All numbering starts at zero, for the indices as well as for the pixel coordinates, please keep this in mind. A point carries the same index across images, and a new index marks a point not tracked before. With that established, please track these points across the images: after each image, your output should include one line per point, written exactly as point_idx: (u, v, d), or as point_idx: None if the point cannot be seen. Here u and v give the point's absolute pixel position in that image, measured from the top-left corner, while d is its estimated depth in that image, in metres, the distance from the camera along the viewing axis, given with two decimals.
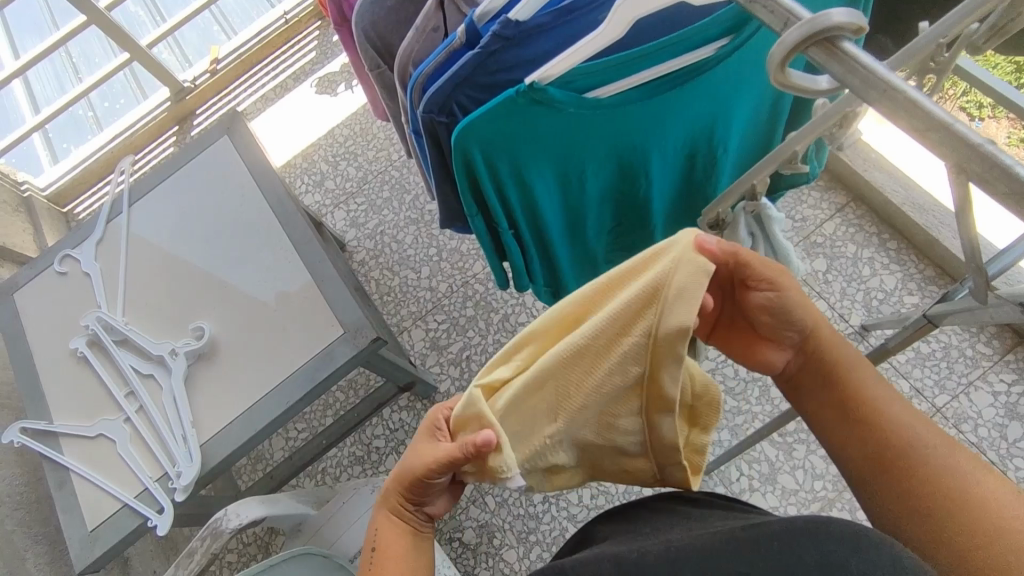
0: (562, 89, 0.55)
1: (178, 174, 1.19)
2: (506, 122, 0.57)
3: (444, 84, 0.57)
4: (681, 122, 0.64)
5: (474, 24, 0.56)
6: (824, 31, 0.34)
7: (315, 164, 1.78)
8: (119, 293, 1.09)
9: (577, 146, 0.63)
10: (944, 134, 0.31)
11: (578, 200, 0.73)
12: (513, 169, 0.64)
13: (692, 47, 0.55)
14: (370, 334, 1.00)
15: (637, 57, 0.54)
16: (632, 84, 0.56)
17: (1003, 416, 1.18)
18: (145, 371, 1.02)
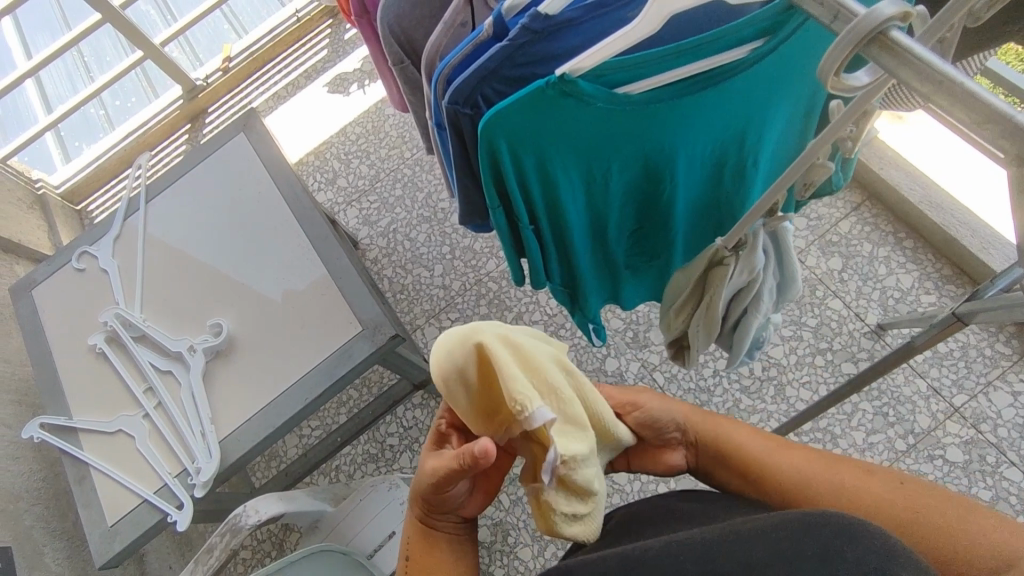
0: (592, 83, 0.54)
1: (195, 172, 1.19)
2: (533, 115, 0.57)
3: (471, 76, 0.57)
4: (712, 123, 0.64)
5: (503, 17, 0.56)
6: (875, 31, 0.35)
7: (327, 162, 1.78)
8: (137, 290, 1.09)
9: (603, 143, 0.63)
10: (1003, 126, 0.31)
11: (601, 199, 0.72)
12: (538, 163, 0.63)
13: (729, 45, 0.54)
14: (388, 332, 1.00)
15: (670, 54, 0.53)
16: (664, 82, 0.56)
17: (1023, 416, 1.17)
18: (163, 368, 1.03)
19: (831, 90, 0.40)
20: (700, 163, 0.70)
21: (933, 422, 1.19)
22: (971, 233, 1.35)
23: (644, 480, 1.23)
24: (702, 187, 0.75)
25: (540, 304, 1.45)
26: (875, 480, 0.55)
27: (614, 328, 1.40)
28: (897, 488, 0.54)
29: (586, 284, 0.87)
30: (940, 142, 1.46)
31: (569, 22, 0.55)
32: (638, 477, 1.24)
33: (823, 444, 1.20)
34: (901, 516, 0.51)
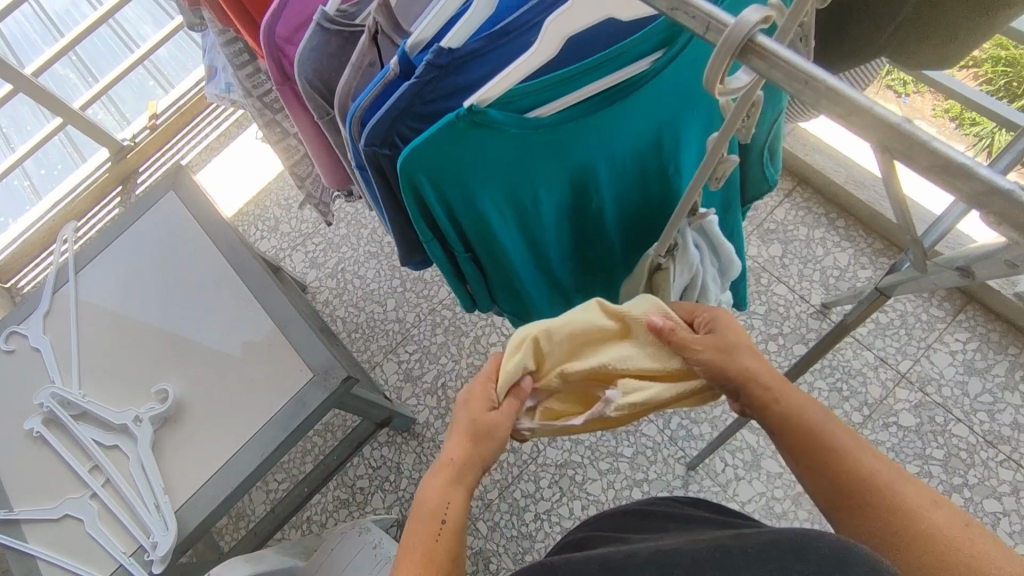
0: (502, 111, 0.55)
1: (127, 237, 1.15)
2: (448, 149, 0.58)
3: (383, 116, 0.58)
4: (628, 135, 0.66)
5: (406, 54, 0.57)
6: (744, 41, 0.35)
7: (268, 209, 1.76)
8: (73, 366, 1.05)
9: (526, 168, 0.64)
10: (867, 116, 0.32)
11: (535, 224, 0.73)
12: (463, 196, 0.64)
13: (629, 60, 0.56)
14: (340, 374, 0.98)
15: (574, 74, 0.55)
16: (572, 102, 0.57)
17: (963, 373, 1.23)
18: (110, 443, 0.99)
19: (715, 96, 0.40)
20: (624, 174, 0.72)
21: (884, 391, 1.23)
22: None
23: (618, 486, 1.24)
24: (631, 199, 0.77)
25: (496, 325, 1.45)
26: (941, 514, 0.50)
27: None
28: (962, 529, 0.49)
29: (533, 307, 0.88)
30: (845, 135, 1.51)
31: (471, 54, 0.56)
32: (612, 484, 1.24)
33: None
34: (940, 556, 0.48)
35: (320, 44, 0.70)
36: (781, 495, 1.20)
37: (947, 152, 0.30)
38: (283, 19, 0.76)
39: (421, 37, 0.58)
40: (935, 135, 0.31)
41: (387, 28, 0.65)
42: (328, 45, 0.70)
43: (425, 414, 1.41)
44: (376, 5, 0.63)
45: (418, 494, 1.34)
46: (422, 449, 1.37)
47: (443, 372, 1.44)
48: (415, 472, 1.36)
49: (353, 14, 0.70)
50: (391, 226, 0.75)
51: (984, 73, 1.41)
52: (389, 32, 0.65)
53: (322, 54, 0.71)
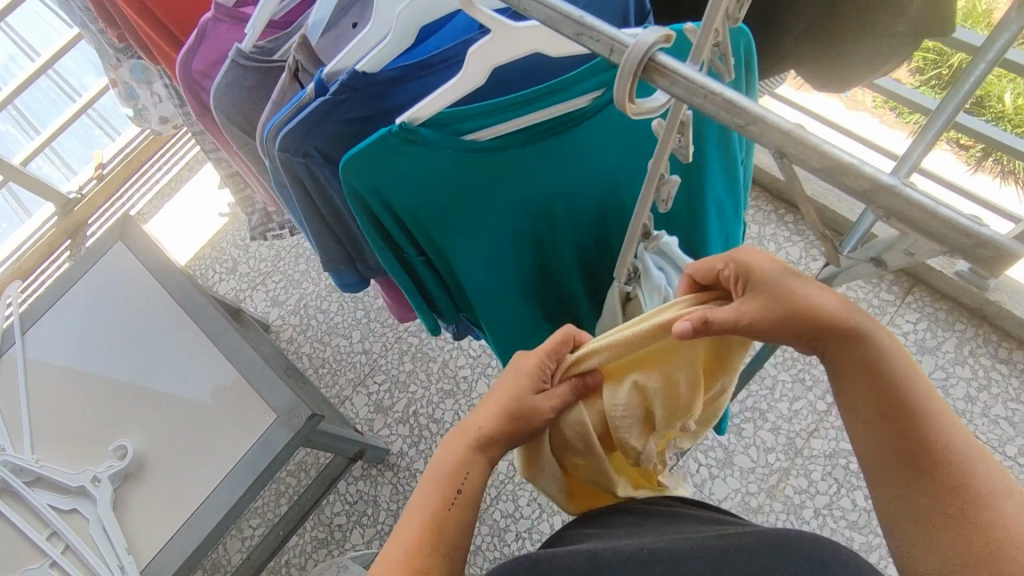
0: (435, 131, 0.56)
1: (76, 292, 1.13)
2: (383, 166, 0.58)
3: (296, 126, 0.58)
4: (579, 170, 0.66)
5: (322, 81, 0.58)
6: (645, 61, 0.36)
7: (225, 251, 1.73)
8: (24, 430, 1.01)
9: (473, 200, 0.63)
10: (761, 125, 0.33)
11: (494, 263, 0.72)
12: (404, 214, 0.63)
13: (571, 97, 0.57)
14: (305, 412, 0.96)
15: (512, 104, 0.56)
16: (511, 131, 0.58)
17: (916, 352, 1.27)
18: (68, 506, 0.95)
19: (630, 117, 0.41)
20: (583, 210, 0.72)
21: None
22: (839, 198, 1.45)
23: None
24: (593, 237, 0.77)
25: (463, 347, 1.45)
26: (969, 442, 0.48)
27: None
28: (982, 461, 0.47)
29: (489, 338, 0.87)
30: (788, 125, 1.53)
31: (390, 82, 0.58)
32: None
33: (753, 422, 1.26)
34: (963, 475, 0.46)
35: (237, 77, 0.70)
36: (756, 490, 1.21)
37: (836, 153, 0.31)
38: (199, 55, 0.75)
39: (337, 67, 0.58)
40: (823, 135, 0.32)
41: (307, 66, 0.65)
42: (246, 79, 0.70)
43: (399, 443, 1.39)
44: (297, 44, 0.64)
45: (398, 526, 1.32)
46: (398, 479, 1.36)
47: (414, 400, 1.43)
48: (392, 503, 1.34)
49: (272, 49, 0.69)
50: (314, 235, 0.75)
51: (917, 62, 1.46)
52: (309, 69, 0.65)
53: (239, 88, 0.71)
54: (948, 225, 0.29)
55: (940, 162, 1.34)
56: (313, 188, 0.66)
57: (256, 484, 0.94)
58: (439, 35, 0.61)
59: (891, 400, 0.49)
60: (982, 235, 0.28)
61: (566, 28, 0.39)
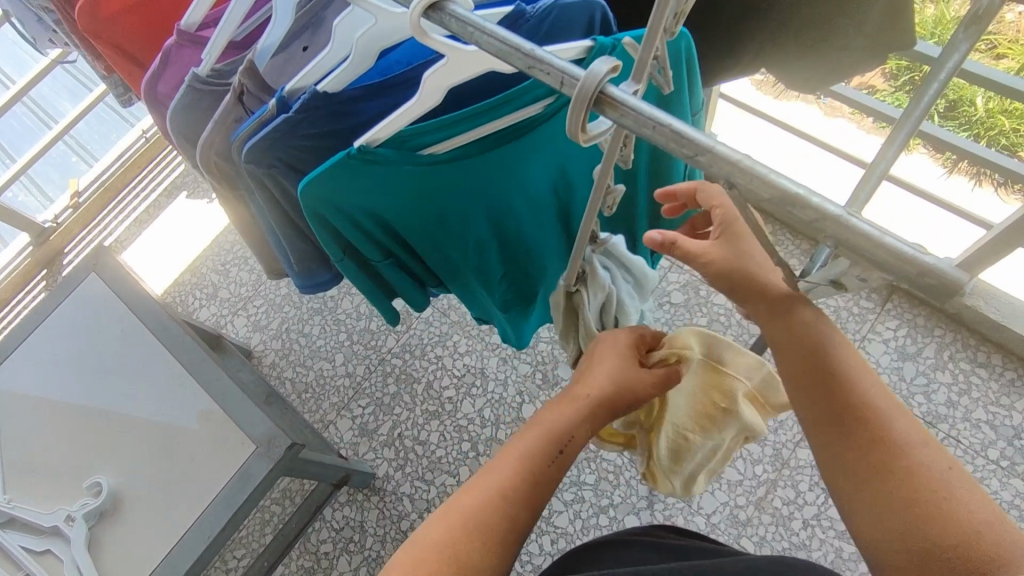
0: (393, 150, 0.56)
1: (48, 324, 1.10)
2: (344, 183, 0.58)
3: (259, 140, 0.58)
4: (537, 171, 0.65)
5: (284, 98, 0.58)
6: (597, 93, 0.36)
7: (204, 277, 1.71)
8: None
9: (434, 203, 0.63)
10: (711, 156, 0.34)
11: (455, 252, 0.72)
12: (368, 216, 0.64)
13: (525, 106, 0.56)
14: (284, 442, 0.95)
15: (463, 118, 0.55)
16: (468, 142, 0.57)
17: (897, 359, 1.27)
18: (42, 547, 0.94)
19: (579, 143, 0.41)
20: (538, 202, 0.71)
21: None
22: None
23: (585, 515, 1.23)
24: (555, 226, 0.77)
25: (447, 367, 1.44)
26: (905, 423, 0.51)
27: (525, 373, 1.40)
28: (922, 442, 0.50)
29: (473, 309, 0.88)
30: (765, 138, 1.54)
31: (349, 101, 0.57)
32: (578, 514, 1.23)
33: (739, 434, 1.25)
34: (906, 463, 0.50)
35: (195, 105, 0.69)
36: (744, 502, 1.21)
37: (783, 184, 0.32)
38: (164, 77, 0.74)
39: (300, 84, 0.58)
40: (769, 167, 0.33)
41: (254, 89, 0.65)
42: (201, 100, 0.70)
43: (384, 466, 1.38)
44: (243, 69, 0.64)
45: (385, 552, 1.29)
46: (384, 503, 1.34)
47: (398, 422, 1.41)
48: (380, 528, 1.32)
49: (229, 72, 0.69)
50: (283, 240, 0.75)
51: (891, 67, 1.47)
52: (255, 93, 0.66)
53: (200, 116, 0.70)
54: (891, 253, 0.31)
55: (915, 165, 1.35)
56: (280, 198, 0.66)
57: (236, 516, 0.93)
58: (399, 49, 0.60)
59: (833, 398, 0.53)
60: (924, 265, 0.30)
61: (519, 60, 0.39)
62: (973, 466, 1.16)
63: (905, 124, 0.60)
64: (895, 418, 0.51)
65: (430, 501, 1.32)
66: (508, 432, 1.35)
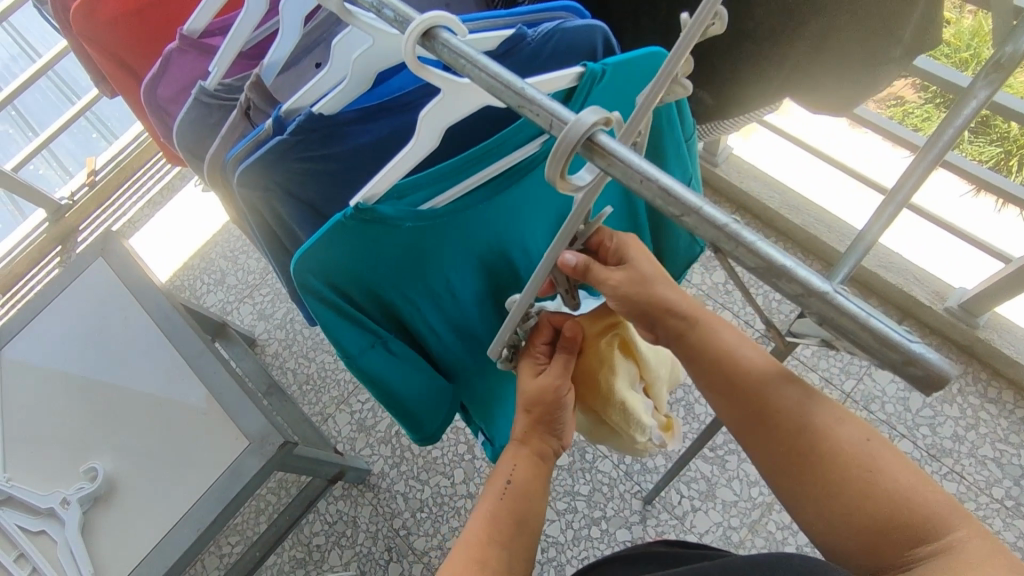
0: (392, 205, 0.55)
1: (55, 307, 1.12)
2: (341, 248, 0.56)
3: (257, 159, 0.57)
4: (530, 210, 0.67)
5: (281, 118, 0.57)
6: (585, 138, 0.36)
7: (213, 263, 1.73)
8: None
9: (430, 259, 0.63)
10: (697, 217, 0.34)
11: (456, 313, 0.71)
12: (365, 289, 0.62)
13: (519, 144, 0.58)
14: (277, 440, 0.95)
15: (463, 164, 0.56)
16: (466, 188, 0.58)
17: (904, 388, 1.25)
18: (36, 530, 0.95)
19: (560, 190, 0.40)
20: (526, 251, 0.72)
21: None
22: (828, 229, 1.40)
23: (576, 527, 1.22)
24: None
25: None
26: (843, 430, 0.51)
27: None
28: (864, 444, 0.50)
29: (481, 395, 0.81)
30: (783, 154, 1.52)
31: (349, 123, 0.57)
32: (570, 525, 1.23)
33: (736, 454, 1.24)
34: (868, 472, 0.49)
35: (200, 114, 0.69)
36: (737, 524, 1.19)
37: (768, 253, 0.33)
38: (164, 80, 0.74)
39: (296, 105, 0.58)
40: (756, 233, 0.33)
41: (260, 104, 0.65)
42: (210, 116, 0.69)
43: (379, 463, 1.38)
44: (250, 83, 0.63)
45: (376, 550, 1.30)
46: (377, 500, 1.34)
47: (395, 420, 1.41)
48: (372, 526, 1.32)
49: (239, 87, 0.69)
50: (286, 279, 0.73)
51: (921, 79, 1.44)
52: (263, 108, 0.65)
53: (204, 121, 0.70)
54: (879, 337, 0.32)
55: (935, 190, 1.32)
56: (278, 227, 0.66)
57: (227, 511, 0.93)
58: (401, 76, 0.61)
59: (778, 435, 0.53)
60: (911, 352, 0.31)
61: (510, 98, 0.40)
62: (976, 504, 1.14)
63: (931, 149, 0.59)
64: (836, 429, 0.51)
65: (423, 502, 1.32)
66: None
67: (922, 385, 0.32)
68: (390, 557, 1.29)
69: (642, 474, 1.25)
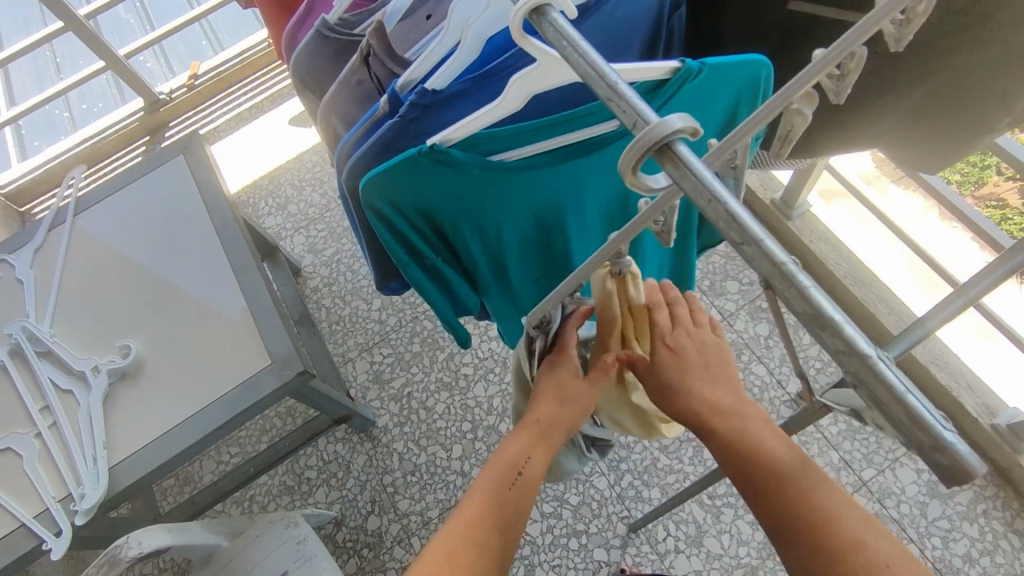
0: (465, 152, 0.57)
1: (132, 190, 1.18)
2: (407, 179, 0.59)
3: (368, 151, 0.61)
4: (592, 181, 0.69)
5: (396, 92, 0.59)
6: (663, 141, 0.36)
7: (280, 188, 1.78)
8: (50, 305, 1.08)
9: (487, 204, 0.66)
10: (757, 248, 0.34)
11: (498, 251, 0.75)
12: (424, 215, 0.65)
13: (598, 120, 0.59)
14: (297, 367, 0.98)
15: (534, 128, 0.57)
16: (537, 149, 0.60)
17: (925, 494, 1.19)
18: (64, 388, 1.01)
19: (633, 190, 0.40)
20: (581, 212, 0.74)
21: None
22: (889, 312, 1.35)
23: (556, 533, 1.22)
24: (595, 234, 0.80)
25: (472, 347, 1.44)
26: (842, 504, 0.47)
27: None
28: (863, 523, 0.45)
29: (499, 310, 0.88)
30: (862, 227, 1.47)
31: (455, 95, 0.59)
32: (551, 529, 1.23)
33: (733, 509, 1.21)
34: (857, 552, 0.44)
35: (311, 45, 0.71)
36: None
37: (817, 302, 0.32)
38: (303, 26, 0.78)
39: (410, 78, 0.59)
40: (808, 276, 0.33)
41: (379, 51, 0.65)
42: (318, 46, 0.71)
43: (383, 418, 1.39)
44: (372, 29, 0.63)
45: (359, 499, 1.31)
46: (373, 452, 1.36)
47: (409, 381, 1.43)
48: (362, 475, 1.34)
49: (354, 23, 0.73)
50: (364, 252, 0.74)
51: None
52: (382, 56, 0.65)
53: (312, 53, 0.72)
54: (910, 414, 0.31)
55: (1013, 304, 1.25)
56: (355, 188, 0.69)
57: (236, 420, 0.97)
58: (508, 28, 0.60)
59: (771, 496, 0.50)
60: (941, 440, 0.30)
61: (602, 90, 0.40)
62: None
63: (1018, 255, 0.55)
64: (828, 500, 0.47)
65: (416, 466, 1.33)
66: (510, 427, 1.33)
67: (945, 474, 0.31)
68: (371, 509, 1.30)
69: (636, 501, 1.24)
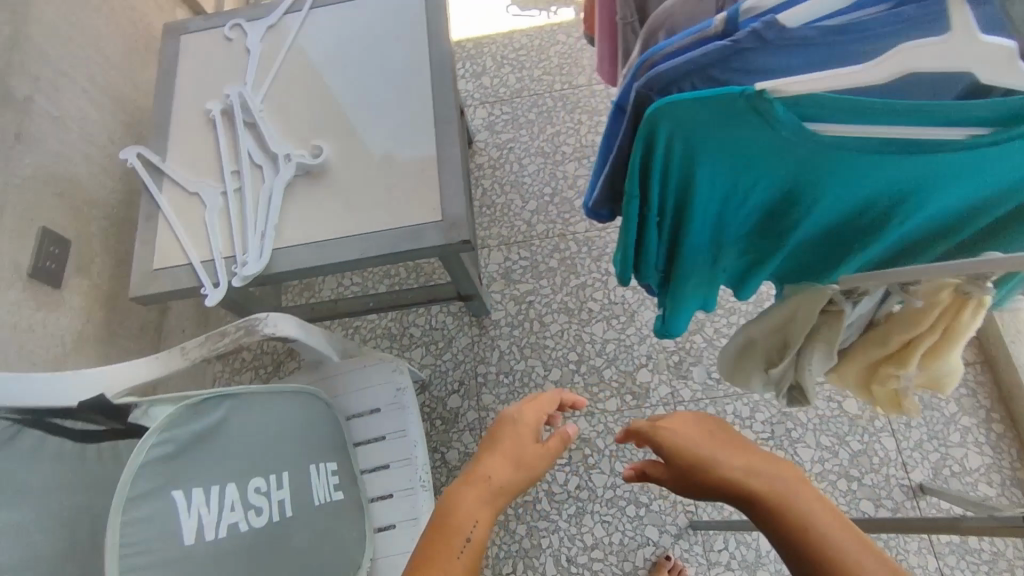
0: (788, 112, 0.49)
1: (371, 4, 1.18)
2: (704, 113, 0.52)
3: (678, 66, 0.52)
4: (879, 196, 0.58)
5: (738, 15, 0.50)
6: None
7: (482, 56, 1.75)
8: (268, 83, 1.13)
9: (759, 169, 0.57)
10: None
11: (722, 223, 0.67)
12: (687, 159, 0.58)
13: (964, 123, 0.47)
14: (463, 234, 0.96)
15: (884, 109, 0.47)
16: (863, 137, 0.50)
17: None
18: (257, 161, 1.07)
19: None
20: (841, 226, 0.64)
21: None
22: None
23: (617, 493, 1.18)
24: (829, 251, 0.69)
25: (606, 287, 1.39)
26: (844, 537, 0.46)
27: (665, 345, 1.31)
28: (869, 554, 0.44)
29: (674, 289, 0.80)
30: None
31: (797, 42, 0.48)
32: (615, 485, 1.18)
33: None
34: None
35: None
36: None
37: None
38: None
39: (760, 4, 0.50)
40: None
41: None
42: None
43: (498, 314, 1.39)
44: None
45: (449, 375, 1.35)
46: (477, 339, 1.37)
47: (534, 292, 1.41)
48: (460, 355, 1.36)
49: None
50: (609, 170, 0.68)
51: None
52: None
53: None
54: None
55: None
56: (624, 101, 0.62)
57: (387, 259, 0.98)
58: None
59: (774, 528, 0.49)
60: None
61: None
62: None
63: None
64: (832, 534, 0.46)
65: (510, 370, 1.33)
66: (614, 375, 1.30)
67: None
68: (456, 389, 1.33)
69: (707, 504, 1.17)
